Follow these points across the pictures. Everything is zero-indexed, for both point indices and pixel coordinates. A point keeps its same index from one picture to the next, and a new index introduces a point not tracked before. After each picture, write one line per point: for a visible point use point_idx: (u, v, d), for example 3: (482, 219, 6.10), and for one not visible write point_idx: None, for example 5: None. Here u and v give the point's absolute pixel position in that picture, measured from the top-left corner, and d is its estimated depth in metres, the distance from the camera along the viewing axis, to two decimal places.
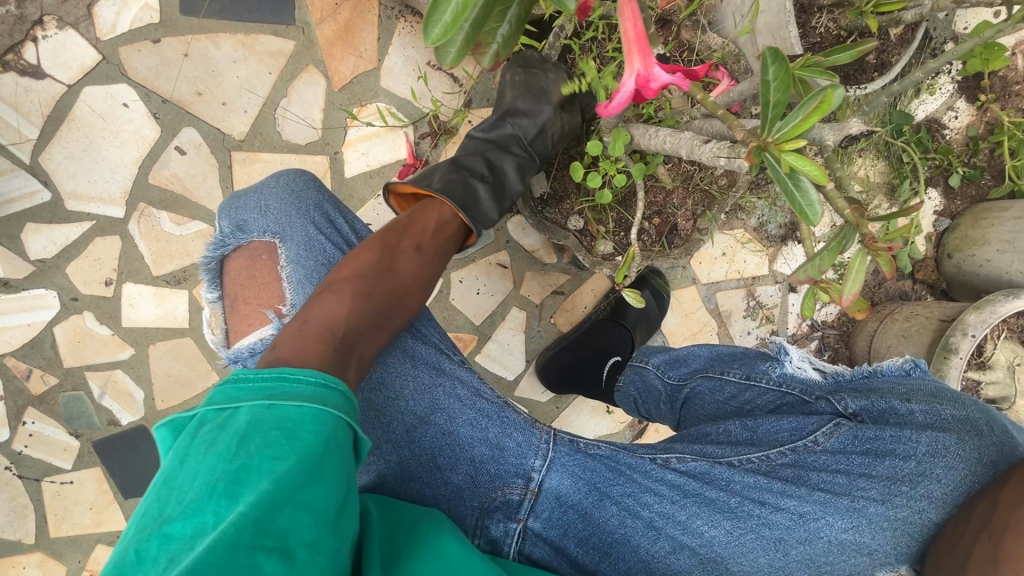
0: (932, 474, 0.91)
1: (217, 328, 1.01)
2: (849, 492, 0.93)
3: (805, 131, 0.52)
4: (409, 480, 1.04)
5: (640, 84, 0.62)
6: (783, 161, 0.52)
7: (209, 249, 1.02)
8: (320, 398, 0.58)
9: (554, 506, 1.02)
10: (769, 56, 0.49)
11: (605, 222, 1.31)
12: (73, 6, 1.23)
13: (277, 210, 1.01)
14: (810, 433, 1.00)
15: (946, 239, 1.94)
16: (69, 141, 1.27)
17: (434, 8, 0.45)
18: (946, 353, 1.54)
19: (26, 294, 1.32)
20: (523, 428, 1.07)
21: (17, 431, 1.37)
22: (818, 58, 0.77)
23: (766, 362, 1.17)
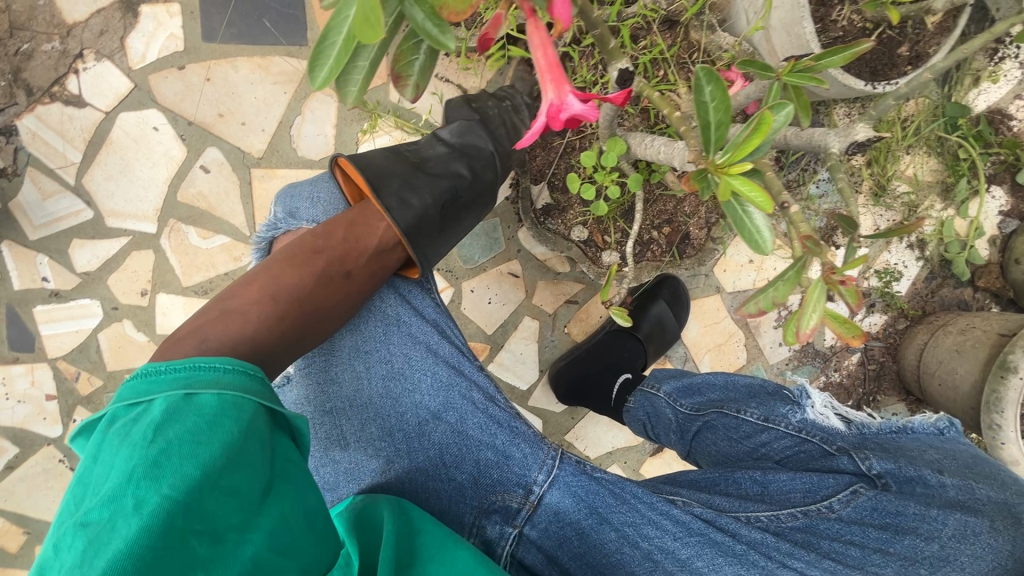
0: (957, 561, 0.82)
1: None
2: (862, 566, 0.83)
3: (749, 152, 0.53)
4: (414, 472, 0.99)
5: (549, 113, 0.60)
6: (727, 184, 0.54)
7: (262, 230, 1.11)
8: (232, 386, 0.71)
9: (552, 522, 0.94)
10: (703, 77, 0.51)
11: (610, 232, 1.30)
12: (108, 39, 1.33)
13: (326, 201, 1.09)
14: (825, 498, 0.91)
15: (1014, 242, 1.75)
16: (107, 163, 1.39)
17: (317, 54, 0.42)
18: (1004, 372, 1.39)
19: (75, 303, 1.45)
20: (531, 441, 0.99)
21: (68, 427, 1.50)
22: (808, 62, 0.71)
23: (786, 405, 1.09)
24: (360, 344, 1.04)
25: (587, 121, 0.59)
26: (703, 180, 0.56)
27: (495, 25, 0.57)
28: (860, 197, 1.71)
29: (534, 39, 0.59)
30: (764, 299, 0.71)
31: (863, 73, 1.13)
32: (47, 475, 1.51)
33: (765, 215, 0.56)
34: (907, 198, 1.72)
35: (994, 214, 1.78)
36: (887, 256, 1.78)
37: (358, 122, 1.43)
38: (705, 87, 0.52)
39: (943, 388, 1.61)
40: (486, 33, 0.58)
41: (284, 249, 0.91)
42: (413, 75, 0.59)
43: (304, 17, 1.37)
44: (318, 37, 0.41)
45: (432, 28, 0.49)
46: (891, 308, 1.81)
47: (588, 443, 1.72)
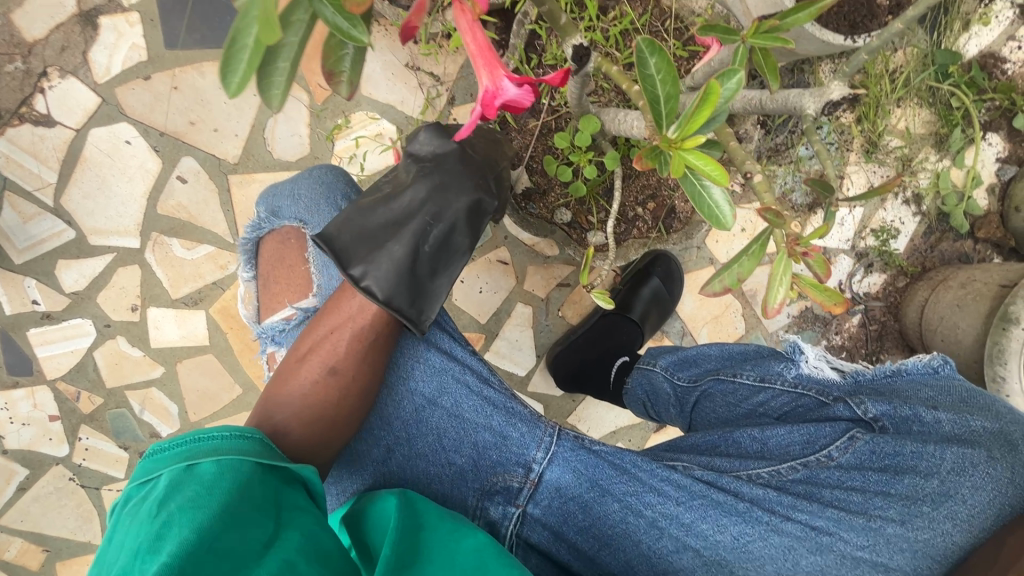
0: (958, 494, 0.83)
1: (252, 304, 1.13)
2: (865, 511, 0.84)
3: (699, 126, 0.52)
4: (415, 458, 0.99)
5: (486, 99, 0.61)
6: (683, 160, 0.53)
7: (247, 231, 1.12)
8: (232, 449, 0.71)
9: (554, 498, 0.96)
10: (644, 48, 0.48)
11: (594, 212, 1.28)
12: (70, 55, 1.31)
13: (307, 198, 1.09)
14: (824, 446, 0.90)
15: (1013, 189, 1.70)
16: (83, 181, 1.37)
17: (229, 56, 0.39)
18: (1005, 324, 1.36)
19: (67, 324, 1.45)
20: (528, 419, 0.99)
21: (75, 446, 1.52)
22: (773, 22, 0.68)
23: (780, 362, 1.07)
24: None
25: (524, 106, 0.61)
26: (656, 157, 0.55)
27: (417, 12, 0.53)
28: (851, 154, 1.66)
29: (461, 24, 0.59)
30: (729, 276, 0.70)
31: (841, 27, 1.09)
32: (60, 493, 1.54)
33: (722, 189, 0.55)
34: (901, 152, 1.67)
35: (991, 161, 1.73)
36: (883, 214, 1.74)
37: (333, 120, 1.41)
38: (649, 59, 0.50)
39: (945, 343, 1.58)
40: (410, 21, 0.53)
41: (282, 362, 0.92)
42: (345, 71, 0.53)
43: None
44: (226, 40, 0.39)
45: (341, 22, 0.45)
46: (889, 267, 1.78)
47: (591, 424, 1.72)
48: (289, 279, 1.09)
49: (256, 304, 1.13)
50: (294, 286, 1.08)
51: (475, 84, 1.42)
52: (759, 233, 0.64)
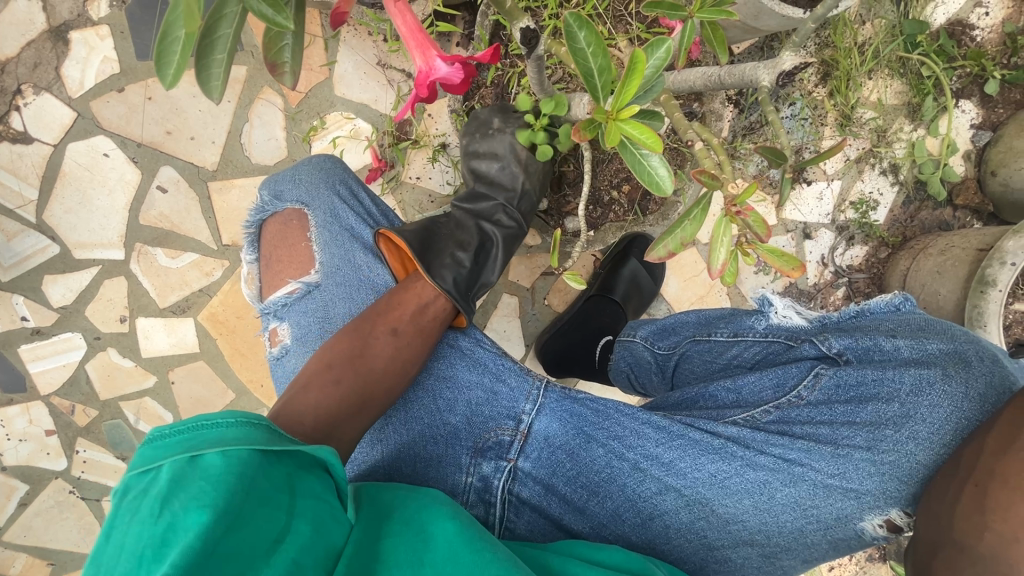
0: (918, 414, 0.85)
1: (253, 284, 1.10)
2: (833, 441, 0.87)
3: (632, 97, 0.55)
4: (411, 421, 0.99)
5: (422, 76, 0.66)
6: (619, 131, 0.56)
7: (249, 215, 1.12)
8: (242, 440, 0.60)
9: (543, 449, 0.97)
10: (574, 23, 0.51)
11: (569, 198, 1.29)
12: (43, 71, 1.32)
13: (308, 182, 1.11)
14: (793, 387, 0.94)
15: (989, 155, 1.72)
16: (64, 196, 1.39)
17: (159, 50, 0.41)
18: (983, 287, 1.38)
19: (57, 338, 1.46)
20: (517, 373, 1.01)
21: (72, 459, 1.54)
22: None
23: (752, 317, 1.09)
24: (352, 311, 1.05)
25: (456, 83, 0.66)
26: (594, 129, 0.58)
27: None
28: (826, 128, 1.68)
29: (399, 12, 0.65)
30: (673, 241, 0.71)
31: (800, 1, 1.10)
32: (60, 507, 1.55)
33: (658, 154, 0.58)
34: (874, 123, 1.69)
35: (965, 128, 1.75)
36: (861, 186, 1.75)
37: (309, 122, 1.43)
38: (579, 33, 0.52)
39: (927, 311, 1.59)
40: (337, 7, 0.54)
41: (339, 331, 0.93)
42: (287, 61, 0.54)
43: None
44: (158, 35, 0.41)
45: (268, 10, 0.46)
46: (870, 238, 1.79)
47: None
48: (291, 256, 1.09)
49: (259, 285, 1.11)
50: (300, 265, 1.08)
51: None
52: (701, 196, 0.68)
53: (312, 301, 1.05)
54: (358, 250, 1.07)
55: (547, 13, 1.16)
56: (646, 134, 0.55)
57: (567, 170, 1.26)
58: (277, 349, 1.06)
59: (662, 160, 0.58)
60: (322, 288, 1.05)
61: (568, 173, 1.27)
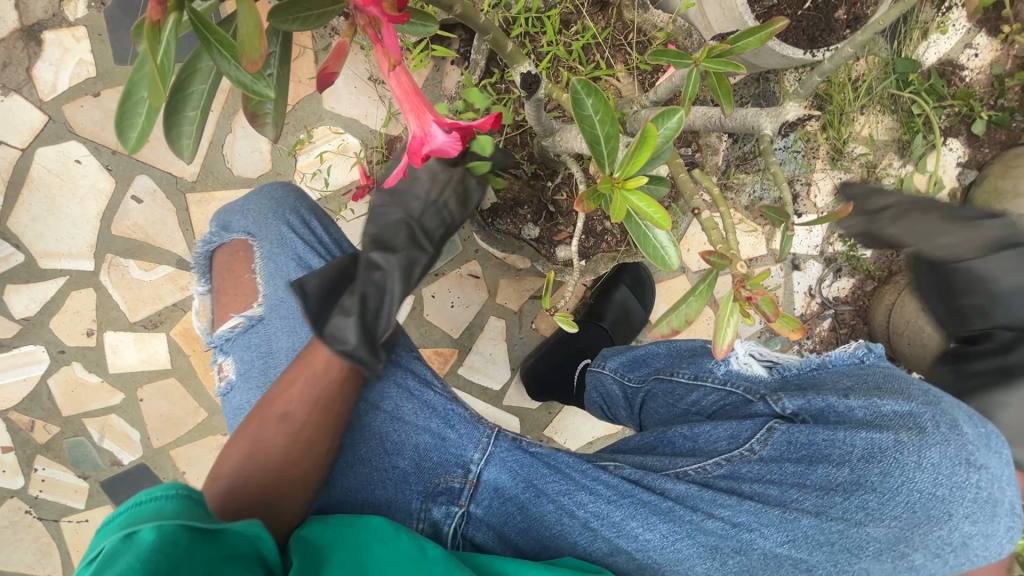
0: (868, 481, 0.84)
1: (205, 317, 1.08)
2: (781, 503, 0.86)
3: (640, 170, 0.53)
4: (357, 465, 0.94)
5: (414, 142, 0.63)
6: (626, 206, 0.54)
7: (198, 247, 1.09)
8: (183, 513, 0.57)
9: (493, 498, 0.94)
10: (582, 91, 0.49)
11: (562, 227, 1.25)
12: (13, 72, 1.25)
13: (256, 211, 1.08)
14: (745, 441, 0.93)
15: (973, 194, 1.75)
16: (31, 203, 1.32)
17: (121, 116, 0.38)
18: None
19: (18, 351, 1.39)
20: (466, 420, 0.97)
21: (30, 477, 1.46)
22: (725, 46, 0.67)
23: (713, 359, 1.09)
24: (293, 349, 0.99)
25: (451, 152, 0.63)
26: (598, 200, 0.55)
27: (335, 59, 0.53)
28: (818, 162, 1.68)
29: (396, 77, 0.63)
30: (676, 317, 0.68)
31: (801, 41, 1.09)
32: (16, 528, 1.48)
33: (665, 231, 0.56)
34: (865, 158, 1.70)
35: (952, 166, 1.76)
36: None
37: (295, 135, 1.38)
38: (586, 101, 0.50)
39: (911, 347, 1.61)
40: (329, 68, 0.53)
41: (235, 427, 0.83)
42: (270, 114, 0.50)
43: None
44: (121, 96, 0.38)
45: (244, 77, 0.42)
46: (857, 271, 1.80)
47: (568, 436, 1.72)
48: (238, 288, 1.05)
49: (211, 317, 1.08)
50: (244, 300, 1.04)
51: None
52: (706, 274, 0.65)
53: (255, 336, 1.01)
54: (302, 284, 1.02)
55: (546, 40, 1.14)
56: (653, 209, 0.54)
57: (561, 198, 1.23)
58: (223, 385, 1.03)
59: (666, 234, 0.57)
60: (263, 323, 1.01)
61: (561, 201, 1.23)
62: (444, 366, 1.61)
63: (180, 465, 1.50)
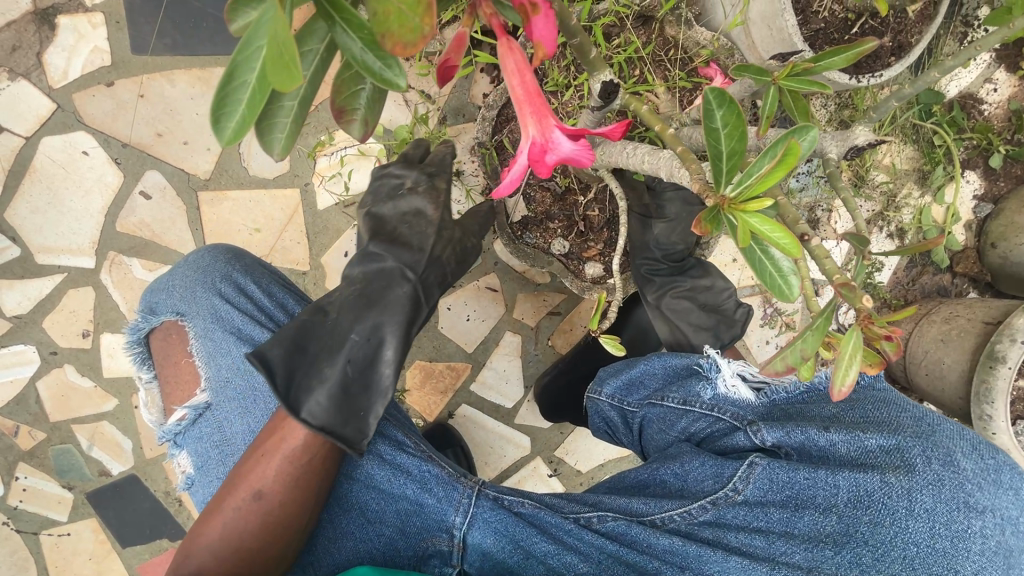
0: (858, 532, 0.79)
1: (154, 406, 1.07)
2: (770, 557, 0.81)
3: (770, 187, 0.45)
4: (341, 537, 0.92)
5: (531, 151, 0.51)
6: (744, 225, 0.47)
7: (127, 335, 1.07)
8: None
9: (483, 561, 0.90)
10: (714, 99, 0.45)
11: (593, 243, 1.21)
12: (22, 56, 1.18)
13: (183, 287, 1.06)
14: (729, 480, 0.87)
15: (989, 226, 1.76)
16: (32, 194, 1.24)
17: (220, 100, 0.33)
18: (993, 363, 1.37)
19: (6, 351, 1.30)
20: (445, 482, 0.92)
21: (11, 486, 1.37)
22: (808, 65, 0.64)
23: (701, 382, 1.06)
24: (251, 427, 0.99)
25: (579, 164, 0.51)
26: (715, 221, 0.49)
27: (458, 48, 0.46)
28: (839, 188, 1.68)
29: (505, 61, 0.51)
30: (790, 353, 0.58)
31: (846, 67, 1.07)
32: None
33: (788, 256, 0.49)
34: (886, 187, 1.69)
35: (969, 198, 1.77)
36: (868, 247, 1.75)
37: (315, 137, 1.32)
38: (715, 110, 0.46)
39: (928, 377, 1.60)
40: (449, 59, 0.46)
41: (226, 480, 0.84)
42: (358, 109, 0.46)
43: None
44: (221, 77, 0.32)
45: (371, 61, 0.38)
46: (873, 298, 1.79)
47: (579, 458, 1.66)
48: (181, 375, 1.05)
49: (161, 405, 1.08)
50: (190, 389, 1.04)
51: (468, 104, 1.34)
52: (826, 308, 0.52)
53: (205, 423, 1.01)
54: (245, 357, 1.01)
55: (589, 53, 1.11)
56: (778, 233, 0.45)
57: (592, 215, 1.19)
58: (185, 476, 1.04)
59: (793, 261, 0.50)
60: (210, 408, 1.00)
61: (593, 217, 1.20)
62: (456, 382, 1.55)
63: (173, 477, 1.42)
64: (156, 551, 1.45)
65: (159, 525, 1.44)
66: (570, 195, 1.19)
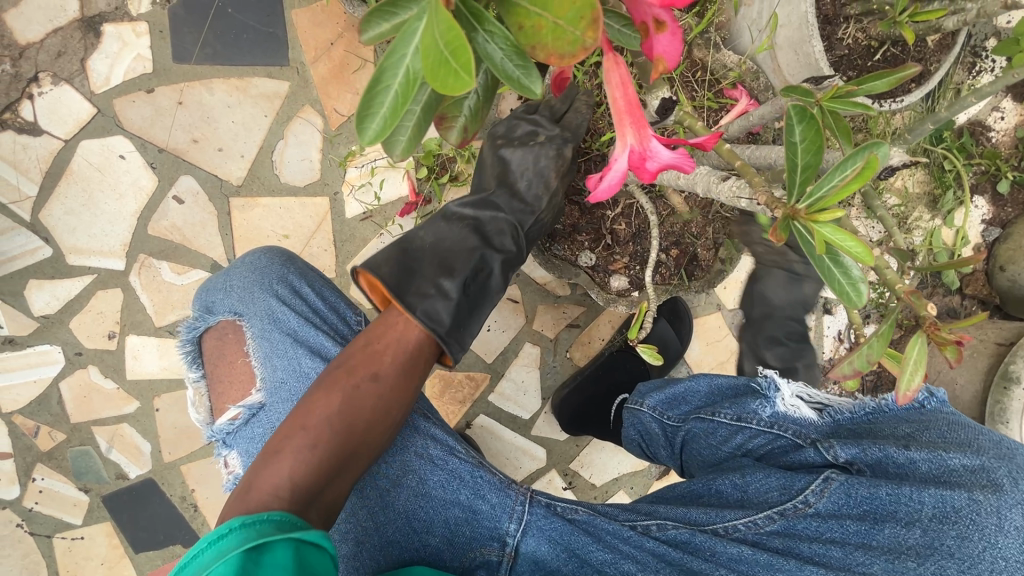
0: (944, 546, 0.79)
1: (203, 406, 1.09)
2: (849, 568, 0.82)
3: (845, 197, 0.50)
4: (390, 546, 0.96)
5: (633, 159, 0.55)
6: (816, 233, 0.51)
7: (182, 334, 1.11)
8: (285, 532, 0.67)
9: (534, 570, 0.94)
10: (795, 116, 0.51)
11: (619, 256, 1.23)
12: (66, 61, 1.21)
13: (240, 289, 1.10)
14: (800, 492, 0.89)
15: (997, 250, 1.80)
16: (67, 196, 1.26)
17: (370, 100, 0.41)
18: (1007, 383, 1.40)
19: (32, 351, 1.31)
20: (498, 490, 0.98)
21: (27, 487, 1.36)
22: (851, 87, 0.67)
23: (756, 399, 1.08)
24: None
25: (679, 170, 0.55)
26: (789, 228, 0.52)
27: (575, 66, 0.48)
28: (852, 210, 1.72)
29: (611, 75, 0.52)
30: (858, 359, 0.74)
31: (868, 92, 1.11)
32: (5, 542, 1.37)
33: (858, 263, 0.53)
34: (897, 209, 1.73)
35: (977, 223, 1.82)
36: None
37: (347, 147, 1.35)
38: (795, 126, 0.52)
39: None
40: None
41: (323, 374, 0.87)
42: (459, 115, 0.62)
43: (285, 36, 1.27)
44: (371, 83, 0.40)
45: (505, 71, 0.45)
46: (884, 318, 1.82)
47: (594, 471, 1.67)
48: (234, 374, 1.08)
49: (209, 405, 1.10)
50: (243, 387, 1.07)
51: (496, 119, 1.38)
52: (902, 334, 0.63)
53: (257, 422, 1.03)
54: (301, 357, 1.05)
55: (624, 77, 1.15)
56: (850, 240, 0.50)
57: (619, 228, 1.22)
58: (232, 476, 1.04)
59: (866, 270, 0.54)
60: (264, 406, 1.03)
61: (620, 230, 1.22)
62: (474, 392, 1.56)
63: (191, 482, 1.41)
64: (169, 557, 1.44)
65: (173, 531, 1.43)
66: (596, 209, 1.21)
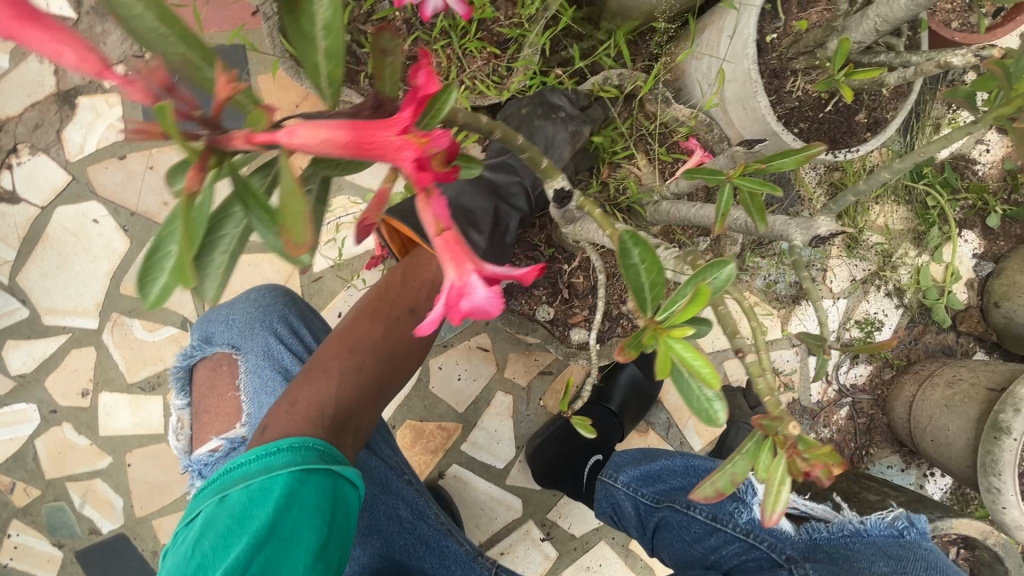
0: None
1: (183, 435, 1.01)
2: None
3: (690, 320, 0.49)
4: None
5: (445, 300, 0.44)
6: (669, 354, 0.50)
7: (176, 360, 1.02)
8: (326, 461, 0.82)
9: None
10: (628, 240, 0.46)
11: (578, 309, 1.22)
12: (44, 133, 1.27)
13: (242, 322, 1.03)
14: None
15: (992, 286, 1.73)
16: (44, 260, 1.31)
17: (146, 268, 0.36)
18: (997, 434, 1.33)
19: (9, 409, 1.35)
20: (464, 565, 1.08)
21: (3, 543, 1.38)
22: (761, 166, 0.67)
23: (733, 503, 1.09)
24: None
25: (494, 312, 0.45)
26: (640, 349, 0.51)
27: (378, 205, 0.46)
28: (832, 249, 1.68)
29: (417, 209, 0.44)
30: (721, 477, 0.58)
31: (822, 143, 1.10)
32: None
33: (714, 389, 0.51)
34: (880, 247, 1.68)
35: (968, 257, 1.76)
36: (866, 306, 1.73)
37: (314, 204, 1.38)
38: (632, 249, 0.47)
39: (935, 443, 1.55)
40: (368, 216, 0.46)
41: (361, 305, 1.01)
42: None
43: (250, 100, 1.31)
44: (147, 252, 0.36)
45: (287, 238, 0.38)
46: (874, 358, 1.76)
47: (573, 521, 1.62)
48: (220, 407, 1.00)
49: (191, 434, 1.01)
50: (226, 418, 0.99)
51: None
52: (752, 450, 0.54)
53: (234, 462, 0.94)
54: None
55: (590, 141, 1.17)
56: (699, 361, 0.49)
57: (577, 282, 1.21)
58: None
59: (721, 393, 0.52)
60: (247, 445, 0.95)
61: (577, 284, 1.21)
62: (447, 442, 1.55)
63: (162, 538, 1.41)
64: None
65: None
66: (554, 263, 1.21)
